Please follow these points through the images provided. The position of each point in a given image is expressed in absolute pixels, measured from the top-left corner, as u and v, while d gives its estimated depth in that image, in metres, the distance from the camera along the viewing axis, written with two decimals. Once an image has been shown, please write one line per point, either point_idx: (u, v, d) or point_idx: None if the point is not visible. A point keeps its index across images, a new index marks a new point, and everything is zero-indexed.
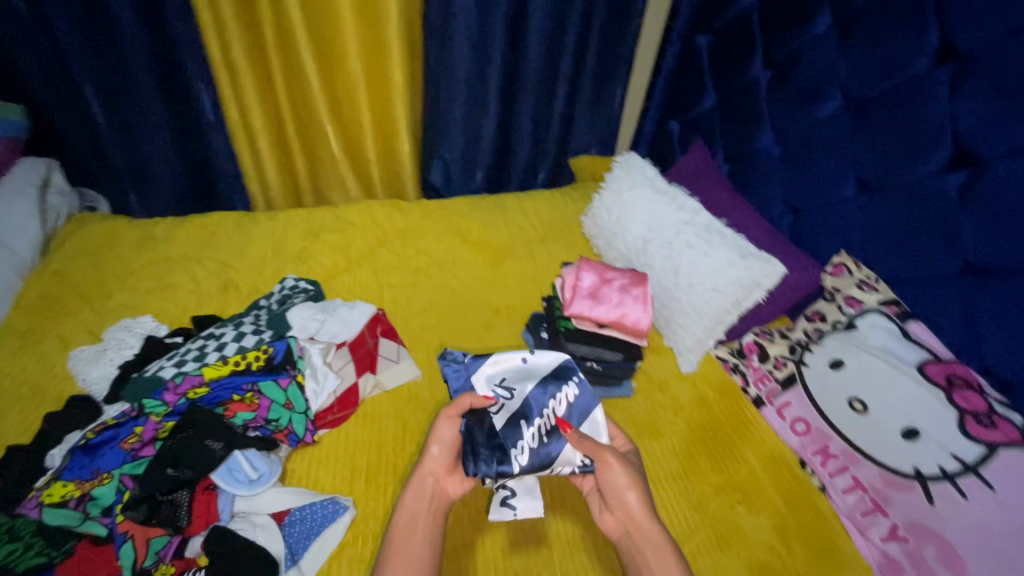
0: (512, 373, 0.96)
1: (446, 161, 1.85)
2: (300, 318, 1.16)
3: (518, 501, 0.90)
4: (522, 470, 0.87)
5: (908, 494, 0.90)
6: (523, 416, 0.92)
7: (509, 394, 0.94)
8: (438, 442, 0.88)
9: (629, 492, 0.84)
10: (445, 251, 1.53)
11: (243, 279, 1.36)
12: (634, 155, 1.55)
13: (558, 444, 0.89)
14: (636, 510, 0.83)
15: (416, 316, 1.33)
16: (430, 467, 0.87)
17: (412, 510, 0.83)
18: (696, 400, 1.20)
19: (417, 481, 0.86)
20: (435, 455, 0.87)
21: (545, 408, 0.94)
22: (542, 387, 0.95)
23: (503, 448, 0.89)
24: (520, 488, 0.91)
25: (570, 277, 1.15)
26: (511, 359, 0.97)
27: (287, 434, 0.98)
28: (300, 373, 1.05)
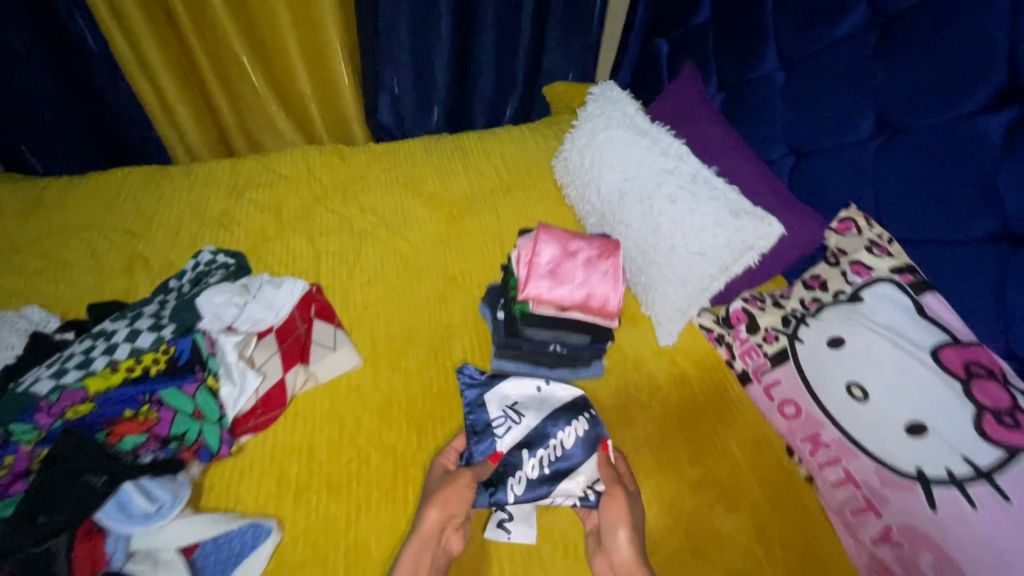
0: (526, 399, 0.97)
1: (395, 95, 1.57)
2: (213, 305, 0.98)
3: (513, 525, 0.86)
4: (515, 500, 0.86)
5: (905, 497, 0.80)
6: (527, 445, 0.91)
7: (520, 418, 0.94)
8: (438, 504, 0.79)
9: (619, 529, 0.79)
10: (394, 207, 1.33)
11: (155, 253, 1.16)
12: (613, 85, 1.30)
13: (559, 477, 0.88)
14: (625, 554, 0.77)
15: (358, 290, 1.15)
16: (432, 531, 0.77)
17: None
18: (674, 378, 1.08)
19: (417, 548, 0.76)
20: (434, 519, 0.78)
21: (551, 439, 0.92)
22: (551, 419, 0.94)
23: (502, 476, 0.88)
24: (517, 512, 0.87)
25: (524, 246, 0.98)
26: (527, 386, 0.99)
27: (197, 449, 0.85)
28: (212, 376, 0.90)
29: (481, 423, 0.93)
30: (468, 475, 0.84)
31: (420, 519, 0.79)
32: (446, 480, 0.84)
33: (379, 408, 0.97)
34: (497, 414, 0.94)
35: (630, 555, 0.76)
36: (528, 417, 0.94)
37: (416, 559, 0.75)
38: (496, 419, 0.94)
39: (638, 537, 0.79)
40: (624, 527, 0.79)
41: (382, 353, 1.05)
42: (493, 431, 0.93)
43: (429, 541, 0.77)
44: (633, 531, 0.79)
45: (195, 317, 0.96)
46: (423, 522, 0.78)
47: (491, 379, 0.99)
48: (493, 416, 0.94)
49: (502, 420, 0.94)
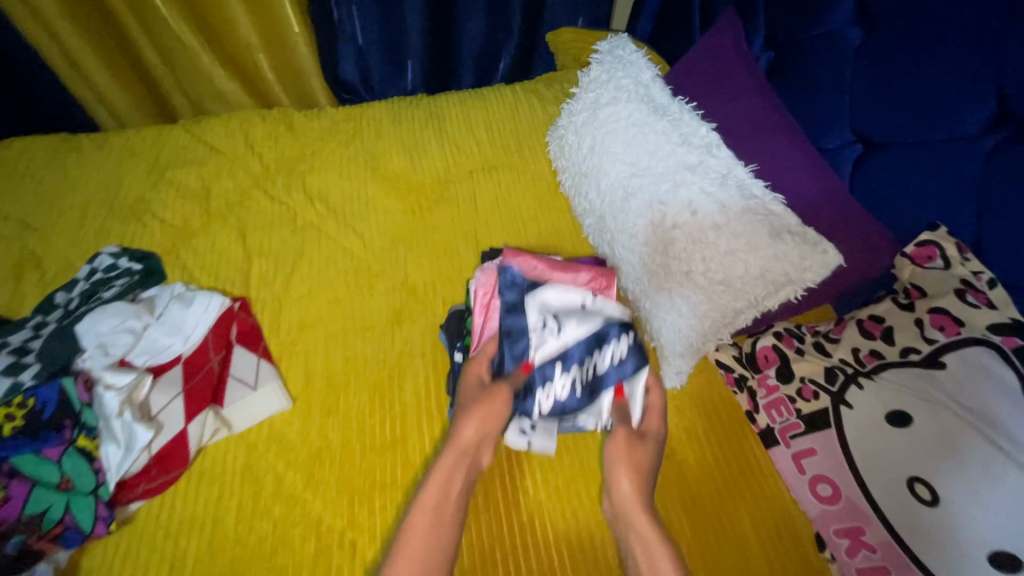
0: (569, 310, 0.80)
1: (361, 46, 1.30)
2: (98, 332, 0.79)
3: (535, 432, 0.79)
4: (539, 414, 0.78)
5: (947, 557, 0.62)
6: (563, 360, 0.77)
7: (559, 332, 0.78)
8: (476, 418, 0.72)
9: (620, 474, 0.72)
10: (348, 193, 1.08)
11: (53, 248, 0.96)
12: (627, 40, 0.99)
13: (592, 398, 0.78)
14: (627, 495, 0.71)
15: (294, 305, 0.93)
16: (469, 447, 0.72)
17: (433, 509, 0.68)
18: (678, 433, 0.86)
19: (452, 461, 0.71)
20: (471, 432, 0.72)
21: (589, 357, 0.78)
22: (592, 338, 0.78)
23: (531, 385, 0.77)
24: (542, 423, 0.80)
25: (482, 286, 0.84)
26: (571, 295, 0.81)
27: (64, 531, 0.67)
28: (85, 433, 0.72)
29: (515, 328, 0.78)
30: (506, 393, 0.74)
31: (454, 430, 0.72)
32: (484, 393, 0.75)
33: (306, 466, 0.78)
34: (535, 321, 0.79)
35: (632, 499, 0.71)
36: (568, 333, 0.78)
37: (448, 472, 0.70)
38: (534, 325, 0.79)
39: (646, 482, 0.72)
40: (624, 472, 0.72)
41: (318, 389, 0.85)
42: (528, 338, 0.78)
43: (464, 455, 0.72)
44: (638, 476, 0.72)
45: (72, 350, 0.77)
46: (460, 433, 0.72)
47: (533, 286, 0.82)
48: (530, 321, 0.79)
49: (539, 327, 0.79)
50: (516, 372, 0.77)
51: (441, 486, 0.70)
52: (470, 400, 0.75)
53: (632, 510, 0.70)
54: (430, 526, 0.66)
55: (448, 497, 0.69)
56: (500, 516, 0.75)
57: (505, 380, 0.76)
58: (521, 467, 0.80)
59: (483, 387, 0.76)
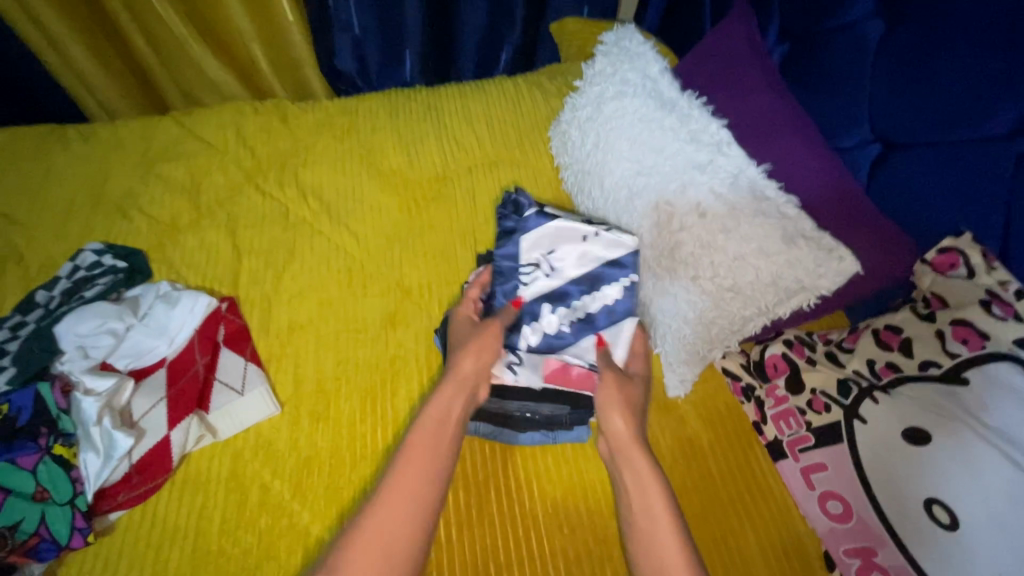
0: (567, 249, 0.85)
1: (357, 36, 1.25)
2: (77, 335, 0.77)
3: (521, 369, 0.78)
4: (525, 347, 0.80)
5: None
6: (553, 298, 0.82)
7: (550, 271, 0.85)
8: (474, 350, 0.74)
9: (614, 414, 0.72)
10: (342, 189, 1.04)
11: (35, 243, 0.92)
12: (633, 31, 0.95)
13: (579, 336, 0.80)
14: (621, 433, 0.70)
15: (284, 306, 0.90)
16: (469, 378, 0.73)
17: (433, 431, 0.68)
18: (681, 442, 0.83)
19: (452, 391, 0.71)
20: (470, 365, 0.74)
21: (581, 296, 0.82)
22: (585, 277, 0.83)
23: (520, 320, 0.82)
24: (529, 359, 0.79)
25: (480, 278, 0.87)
26: (566, 239, 0.85)
27: (39, 543, 0.64)
28: (61, 441, 0.69)
29: (510, 265, 0.86)
30: (497, 327, 0.78)
31: (454, 364, 0.74)
32: (478, 330, 0.78)
33: (294, 475, 0.75)
34: (530, 261, 0.86)
35: (626, 438, 0.70)
36: (557, 273, 0.84)
37: (447, 399, 0.71)
38: (527, 264, 0.86)
39: (639, 422, 0.72)
40: (619, 411, 0.71)
41: (308, 394, 0.82)
42: (520, 276, 0.86)
43: (465, 385, 0.72)
44: (631, 416, 0.72)
45: (50, 353, 0.75)
46: (460, 364, 0.73)
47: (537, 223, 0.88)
48: (523, 258, 0.87)
49: (532, 267, 0.85)
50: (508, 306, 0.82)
51: (440, 414, 0.70)
52: (464, 337, 0.78)
53: (628, 449, 0.69)
54: (430, 445, 0.67)
55: (445, 425, 0.69)
56: (494, 531, 0.72)
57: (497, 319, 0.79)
58: (515, 481, 0.76)
59: (474, 325, 0.80)
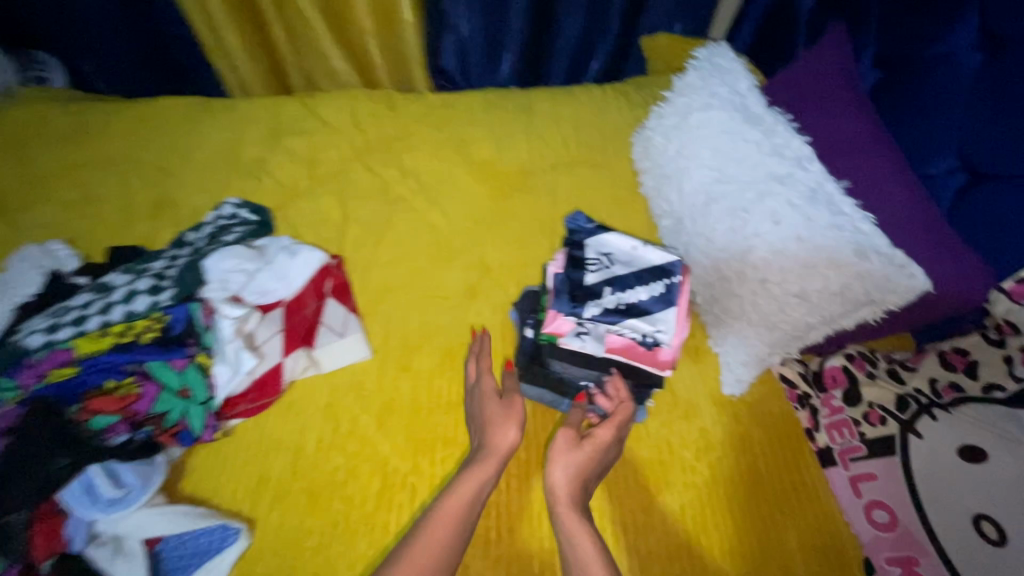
0: (621, 252, 0.85)
1: (463, 39, 1.38)
2: (221, 270, 0.91)
3: (587, 337, 0.75)
4: (588, 317, 0.76)
5: None
6: (614, 283, 0.80)
7: (611, 265, 0.84)
8: (517, 425, 0.78)
9: (556, 465, 0.72)
10: (438, 173, 1.16)
11: (183, 195, 1.09)
12: (726, 49, 1.01)
13: (635, 311, 0.77)
14: (560, 488, 0.71)
15: (381, 269, 1.02)
16: (506, 454, 0.75)
17: (464, 503, 0.69)
18: (733, 439, 0.86)
19: (491, 469, 0.73)
20: (511, 440, 0.76)
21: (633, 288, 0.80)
22: (637, 279, 0.79)
23: (584, 292, 0.78)
24: (594, 330, 0.75)
25: (484, 351, 0.89)
26: (624, 241, 0.87)
27: (178, 432, 0.79)
28: (204, 352, 0.83)
29: (576, 256, 0.84)
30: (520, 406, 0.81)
31: (499, 436, 0.76)
32: (509, 407, 0.80)
33: (378, 413, 0.86)
34: (591, 254, 0.84)
35: (562, 491, 0.70)
36: (618, 266, 0.83)
37: (482, 473, 0.72)
38: (591, 256, 0.84)
39: (583, 479, 0.72)
40: (560, 462, 0.72)
41: (395, 346, 0.93)
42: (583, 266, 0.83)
43: (497, 462, 0.74)
44: (574, 472, 0.72)
45: (200, 280, 0.89)
46: (496, 440, 0.76)
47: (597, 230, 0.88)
48: (589, 251, 0.84)
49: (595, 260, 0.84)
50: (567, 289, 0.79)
51: (474, 491, 0.71)
52: (499, 412, 0.79)
53: (557, 505, 0.70)
54: (459, 512, 0.68)
55: (473, 497, 0.70)
56: (525, 502, 0.78)
57: (518, 396, 0.83)
58: None
59: (500, 399, 0.81)
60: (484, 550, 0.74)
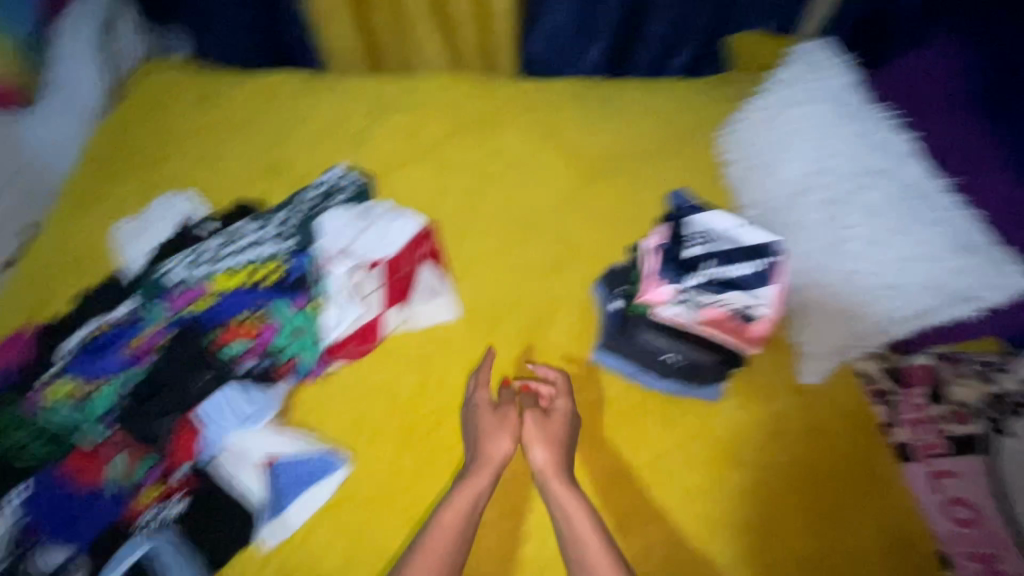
0: (723, 231, 0.74)
1: (555, 28, 1.42)
2: (333, 227, 1.01)
3: (685, 304, 0.72)
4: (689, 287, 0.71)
5: None
6: (717, 255, 0.72)
7: (711, 242, 0.73)
8: (504, 432, 0.82)
9: (534, 447, 0.80)
10: (527, 154, 1.21)
11: (296, 160, 1.19)
12: (826, 45, 1.04)
13: (739, 276, 0.72)
14: (541, 467, 0.79)
15: (472, 239, 1.08)
16: (499, 458, 0.80)
17: (460, 510, 0.74)
18: (812, 428, 0.87)
19: (485, 470, 0.78)
20: (502, 444, 0.81)
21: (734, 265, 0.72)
22: (738, 253, 0.73)
23: (684, 263, 0.72)
24: (694, 299, 0.71)
25: (487, 364, 0.91)
26: (725, 220, 0.76)
27: (292, 366, 0.87)
28: (317, 298, 0.92)
29: (674, 229, 0.75)
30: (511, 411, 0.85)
31: (489, 445, 0.81)
32: (502, 419, 0.83)
33: (468, 369, 0.92)
34: (692, 232, 0.74)
35: (546, 468, 0.79)
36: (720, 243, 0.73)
37: (477, 479, 0.77)
38: (691, 232, 0.74)
39: (562, 454, 0.81)
40: (535, 441, 0.81)
41: (484, 311, 0.99)
42: (682, 241, 0.73)
43: (491, 467, 0.79)
44: (552, 448, 0.80)
45: (314, 235, 0.99)
46: (488, 448, 0.80)
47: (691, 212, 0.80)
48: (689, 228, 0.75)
49: (696, 238, 0.73)
50: (666, 257, 0.74)
51: (472, 491, 0.76)
52: (493, 424, 0.83)
53: (548, 480, 0.78)
54: (460, 519, 0.74)
55: (475, 499, 0.76)
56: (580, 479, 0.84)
57: (511, 406, 0.86)
58: (654, 417, 0.88)
59: (491, 411, 0.85)
60: None
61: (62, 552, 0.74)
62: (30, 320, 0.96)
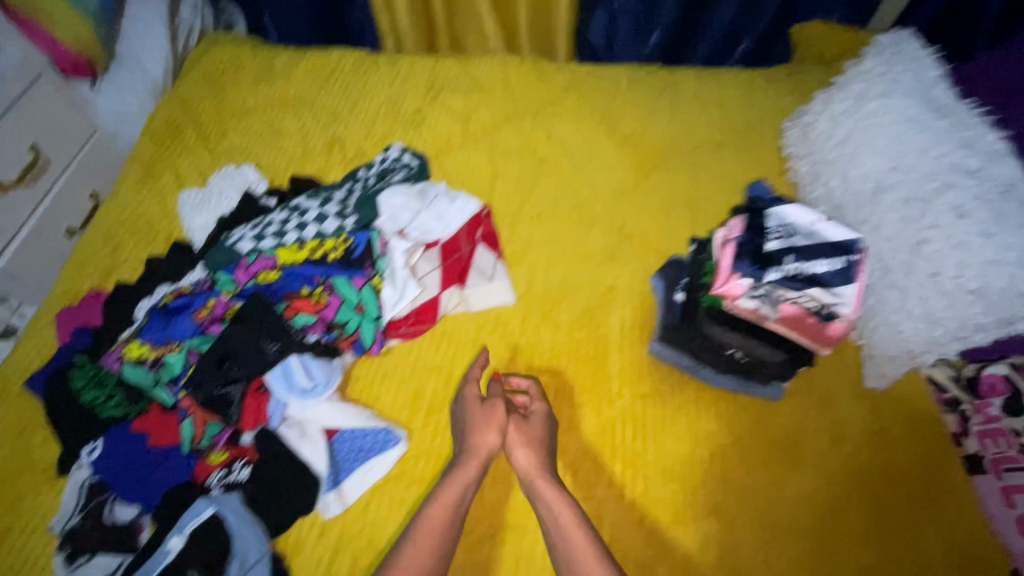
0: (804, 226, 0.72)
1: (615, 14, 1.39)
2: (391, 206, 1.00)
3: (761, 301, 0.70)
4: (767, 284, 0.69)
5: None
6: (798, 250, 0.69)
7: (792, 236, 0.71)
8: (488, 427, 0.80)
9: (517, 448, 0.78)
10: (583, 141, 1.20)
11: (353, 138, 1.19)
12: (911, 37, 0.98)
13: (819, 275, 0.68)
14: (525, 467, 0.77)
15: (527, 225, 1.07)
16: (486, 452, 0.78)
17: (449, 506, 0.72)
18: (874, 433, 0.85)
19: (474, 465, 0.77)
20: (491, 438, 0.79)
21: (814, 263, 0.69)
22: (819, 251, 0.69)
23: (763, 257, 0.70)
24: (771, 296, 0.69)
25: (480, 361, 0.88)
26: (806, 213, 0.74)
27: (354, 341, 0.88)
28: (378, 275, 0.92)
29: (754, 219, 0.72)
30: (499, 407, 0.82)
31: (478, 439, 0.79)
32: (490, 412, 0.81)
33: (522, 353, 0.92)
34: (773, 223, 0.72)
35: (530, 467, 0.77)
36: (800, 239, 0.71)
37: (466, 473, 0.76)
38: (772, 225, 0.72)
39: (543, 452, 0.79)
40: (517, 440, 0.78)
41: (538, 297, 0.98)
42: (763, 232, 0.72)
43: (481, 461, 0.77)
44: (532, 447, 0.78)
45: (374, 212, 0.99)
46: (478, 443, 0.78)
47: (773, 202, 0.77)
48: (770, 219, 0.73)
49: (777, 230, 0.72)
50: (741, 249, 0.71)
51: (461, 485, 0.74)
52: (481, 418, 0.81)
53: (534, 479, 0.76)
54: (449, 513, 0.72)
55: (461, 495, 0.74)
56: (637, 470, 0.82)
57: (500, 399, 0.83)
58: (713, 412, 0.87)
59: (478, 406, 0.82)
60: (616, 493, 0.81)
61: (131, 508, 0.77)
62: (97, 285, 0.97)
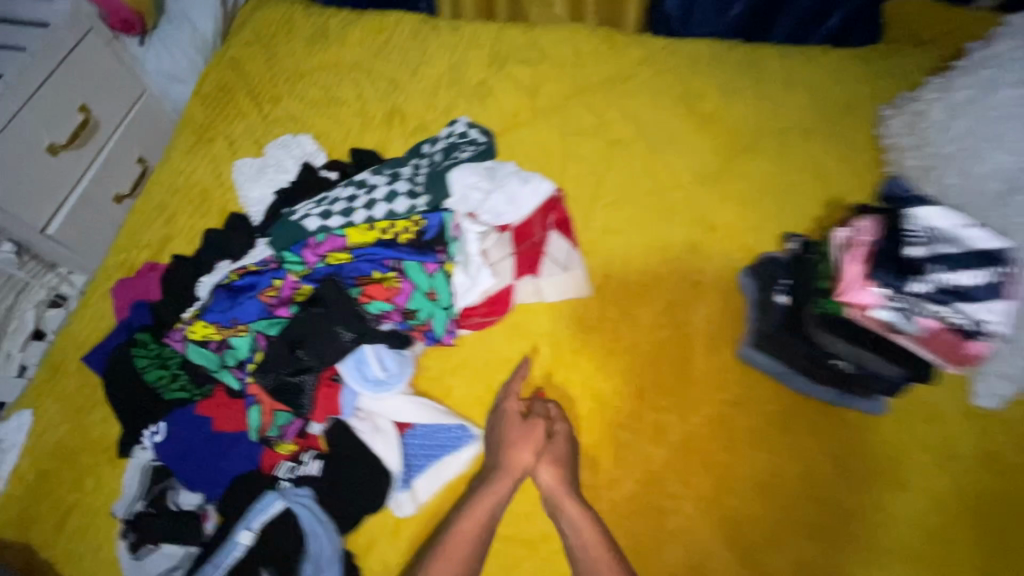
0: (949, 231, 0.64)
1: None
2: (462, 184, 0.93)
3: (900, 312, 0.62)
4: (911, 293, 0.61)
5: None
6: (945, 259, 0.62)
7: (933, 243, 0.64)
8: (518, 445, 0.77)
9: (545, 467, 0.75)
10: (661, 121, 1.10)
11: (414, 109, 1.11)
12: None
13: (965, 289, 0.61)
14: (553, 488, 0.75)
15: (601, 211, 1.00)
16: (516, 470, 0.76)
17: (478, 523, 0.71)
18: (984, 456, 0.77)
19: (503, 483, 0.75)
20: (521, 457, 0.76)
21: (961, 275, 0.62)
22: (965, 261, 0.62)
23: (904, 263, 0.63)
24: (914, 306, 0.62)
25: (520, 374, 0.83)
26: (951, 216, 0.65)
27: (426, 331, 0.83)
28: (450, 261, 0.86)
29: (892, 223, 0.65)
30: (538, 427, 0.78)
31: (510, 456, 0.76)
32: (528, 429, 0.77)
33: (600, 351, 0.86)
34: (913, 228, 0.65)
35: (557, 488, 0.75)
36: (944, 247, 0.63)
37: (495, 490, 0.74)
38: (912, 228, 0.65)
39: (568, 473, 0.76)
40: (539, 462, 0.76)
41: (616, 290, 0.92)
42: (901, 237, 0.64)
43: (511, 479, 0.75)
44: (560, 468, 0.76)
45: (445, 192, 0.93)
46: (510, 460, 0.76)
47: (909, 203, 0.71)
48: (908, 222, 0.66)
49: (918, 235, 0.64)
50: (877, 253, 0.64)
51: (490, 504, 0.73)
52: (515, 434, 0.78)
53: (560, 500, 0.74)
54: (475, 532, 0.71)
55: (487, 516, 0.72)
56: (727, 484, 0.77)
57: (542, 418, 0.79)
58: (807, 424, 0.80)
59: (511, 421, 0.79)
60: (702, 506, 0.77)
61: (196, 496, 0.76)
62: (152, 256, 0.94)
